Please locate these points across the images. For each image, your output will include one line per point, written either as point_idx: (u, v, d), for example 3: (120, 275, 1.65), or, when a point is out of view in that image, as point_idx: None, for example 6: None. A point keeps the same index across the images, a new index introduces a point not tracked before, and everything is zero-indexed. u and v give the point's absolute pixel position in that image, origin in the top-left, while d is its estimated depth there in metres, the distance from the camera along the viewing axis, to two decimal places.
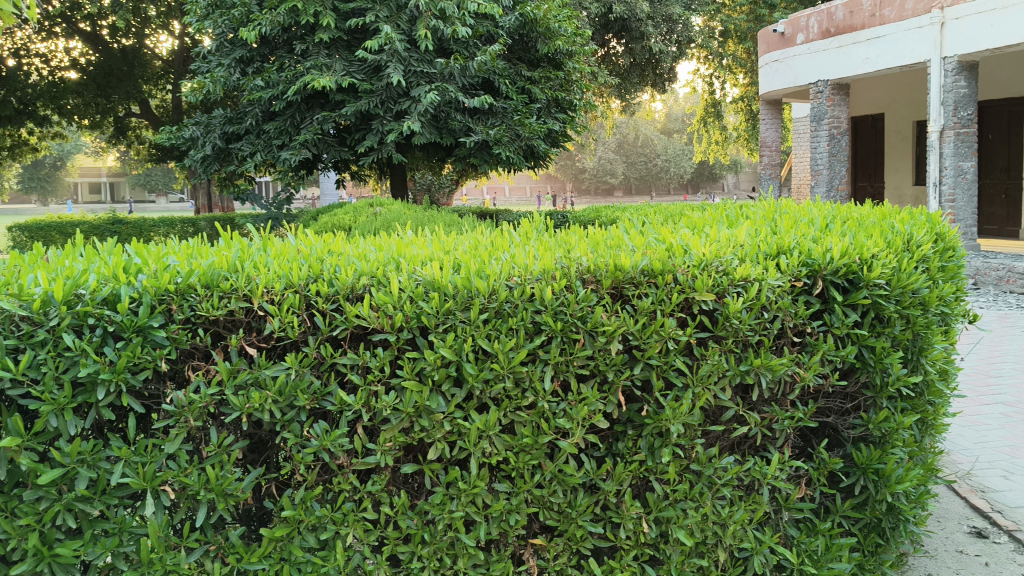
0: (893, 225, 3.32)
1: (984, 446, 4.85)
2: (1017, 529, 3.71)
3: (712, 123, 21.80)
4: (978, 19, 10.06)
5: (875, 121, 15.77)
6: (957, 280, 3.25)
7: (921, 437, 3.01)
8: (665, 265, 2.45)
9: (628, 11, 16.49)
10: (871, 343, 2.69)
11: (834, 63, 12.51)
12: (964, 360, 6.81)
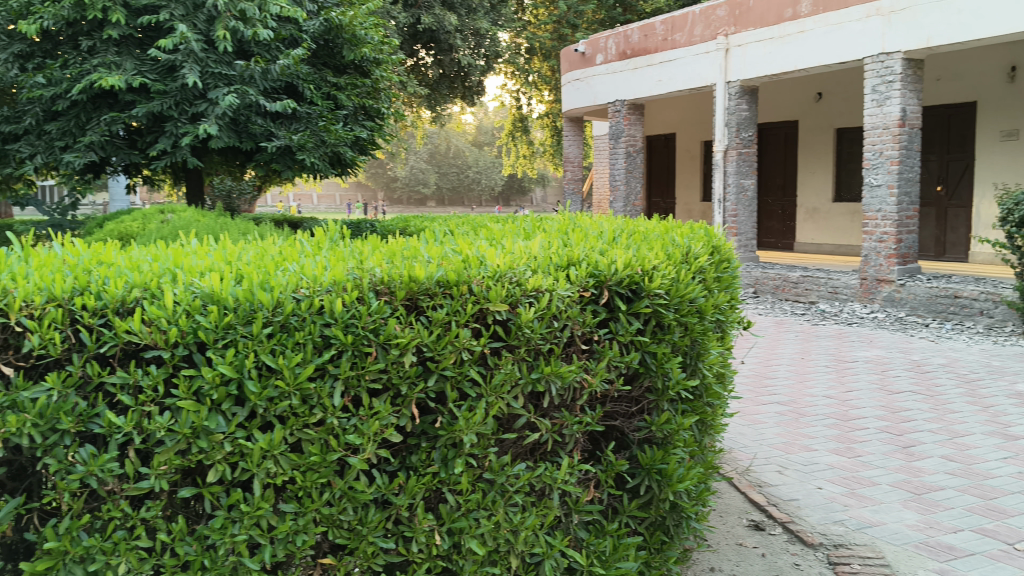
0: (674, 238, 3.49)
1: (761, 444, 5.21)
2: (789, 520, 4.00)
3: (520, 137, 22.30)
4: (759, 47, 10.87)
5: (667, 140, 16.68)
6: (730, 290, 3.47)
7: (701, 437, 3.18)
8: (460, 276, 2.44)
9: (436, 23, 16.60)
10: (653, 350, 2.82)
11: (630, 83, 13.13)
12: (744, 365, 7.31)
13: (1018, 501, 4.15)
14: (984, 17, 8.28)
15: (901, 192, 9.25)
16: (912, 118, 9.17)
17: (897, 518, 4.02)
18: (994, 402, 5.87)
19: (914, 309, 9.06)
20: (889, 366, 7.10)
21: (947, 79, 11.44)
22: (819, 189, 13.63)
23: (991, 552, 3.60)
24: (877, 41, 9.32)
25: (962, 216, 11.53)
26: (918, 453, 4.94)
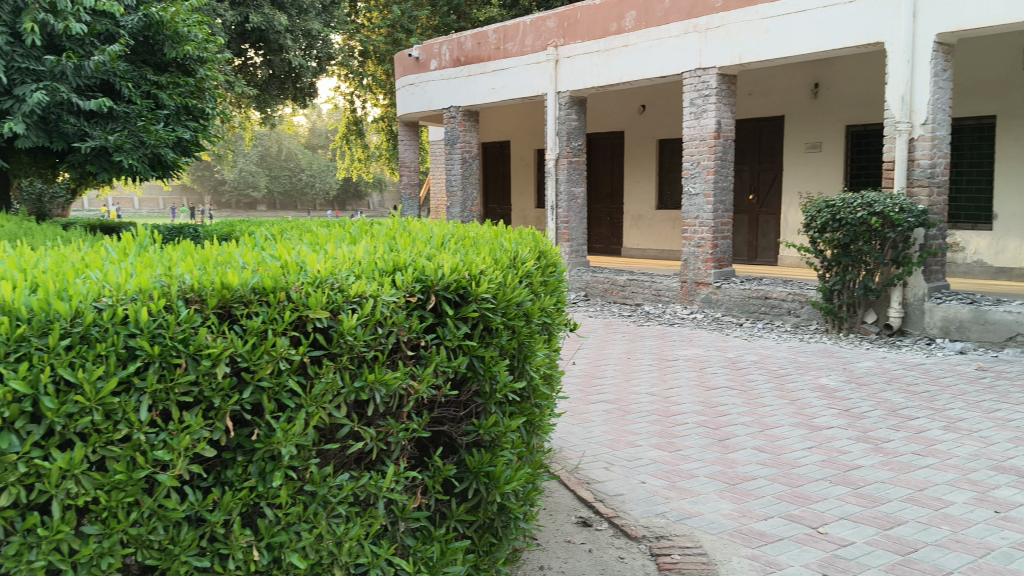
0: (502, 243, 3.52)
1: (589, 442, 5.37)
2: (616, 515, 4.13)
3: (354, 140, 22.01)
4: (587, 58, 11.21)
5: (502, 147, 16.93)
6: (557, 294, 3.53)
7: (529, 438, 3.23)
8: (277, 283, 2.38)
9: (266, 22, 16.13)
10: (482, 353, 2.83)
11: (464, 90, 13.23)
12: (575, 366, 7.51)
13: (821, 487, 4.45)
14: (789, 37, 8.85)
15: (717, 200, 9.77)
16: (726, 130, 9.71)
17: (714, 508, 4.22)
18: (800, 395, 6.30)
19: (730, 309, 9.59)
20: (707, 364, 7.48)
21: (758, 94, 12.18)
22: (644, 197, 14.21)
23: (797, 536, 3.84)
24: (694, 56, 9.83)
25: (772, 223, 12.30)
26: (733, 446, 5.22)
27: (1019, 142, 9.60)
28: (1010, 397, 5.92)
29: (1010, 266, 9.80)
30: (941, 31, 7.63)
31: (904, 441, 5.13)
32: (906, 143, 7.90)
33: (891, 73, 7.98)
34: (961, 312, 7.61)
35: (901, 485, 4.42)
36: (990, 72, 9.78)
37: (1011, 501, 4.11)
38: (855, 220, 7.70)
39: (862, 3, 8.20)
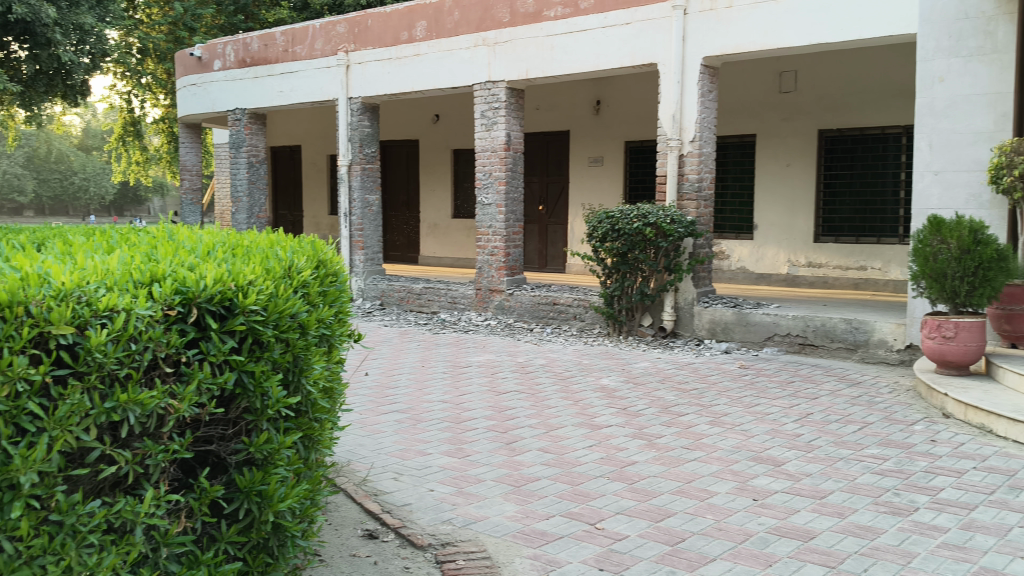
0: (276, 252, 3.43)
1: (379, 453, 5.33)
2: (402, 525, 4.12)
3: (132, 143, 20.72)
4: (378, 66, 11.15)
5: (292, 153, 16.50)
6: (336, 305, 3.48)
7: (307, 453, 3.15)
8: (14, 297, 2.19)
9: (32, 13, 14.72)
10: (250, 368, 2.73)
11: (251, 92, 12.80)
12: (366, 377, 7.42)
13: (600, 484, 4.65)
14: (572, 54, 9.22)
15: (508, 210, 9.99)
16: (515, 142, 9.97)
17: (498, 511, 4.31)
18: (583, 396, 6.56)
19: (521, 315, 9.84)
20: (498, 369, 7.63)
21: (545, 109, 12.60)
22: (438, 206, 14.31)
23: (576, 533, 3.98)
24: (484, 69, 10.02)
25: (560, 232, 12.73)
26: (519, 448, 5.36)
27: (776, 159, 10.50)
28: (768, 392, 6.45)
29: (768, 272, 10.67)
30: (706, 55, 8.19)
31: (675, 436, 5.46)
32: (676, 158, 8.44)
33: (662, 92, 8.49)
34: (727, 315, 8.21)
35: (671, 479, 4.69)
36: (750, 94, 10.63)
37: (767, 489, 4.44)
38: (632, 230, 8.13)
39: (636, 25, 8.68)
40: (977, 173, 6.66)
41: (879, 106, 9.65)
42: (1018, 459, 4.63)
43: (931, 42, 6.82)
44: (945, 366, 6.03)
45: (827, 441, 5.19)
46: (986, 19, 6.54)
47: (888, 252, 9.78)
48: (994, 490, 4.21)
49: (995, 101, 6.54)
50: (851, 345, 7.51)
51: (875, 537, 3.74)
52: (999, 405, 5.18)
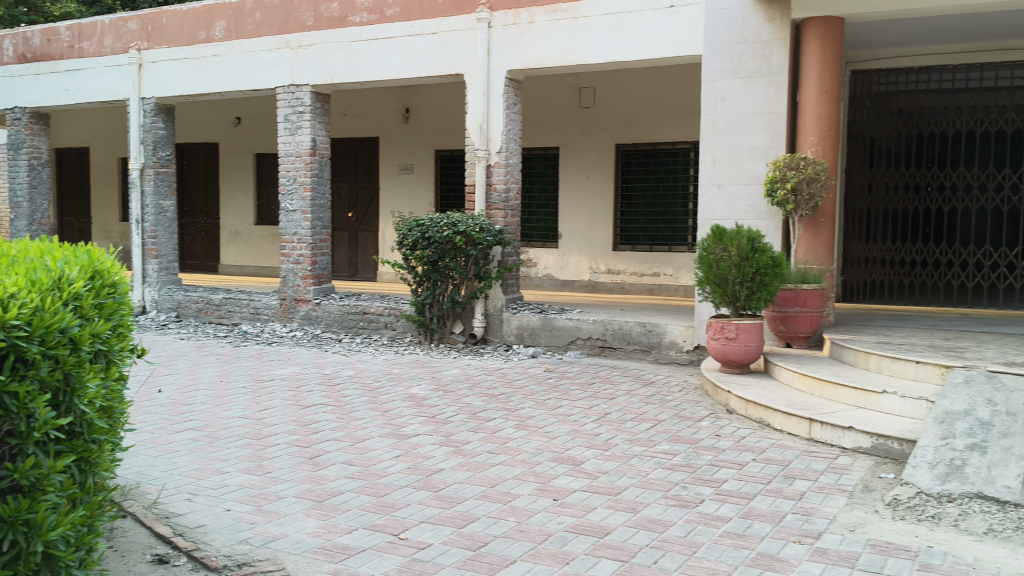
0: (45, 262, 3.19)
1: (171, 474, 5.05)
2: (195, 548, 3.93)
3: None
4: (173, 65, 10.63)
5: (79, 156, 15.40)
6: (116, 318, 3.28)
7: (83, 477, 2.95)
8: None
9: None
10: (13, 389, 2.52)
11: (31, 89, 11.85)
12: (159, 395, 7.01)
13: (404, 494, 4.63)
14: (377, 61, 9.17)
15: (314, 216, 9.77)
16: (321, 147, 9.78)
17: (298, 528, 4.20)
18: (391, 406, 6.51)
19: (329, 326, 9.66)
20: (302, 382, 7.44)
21: (352, 114, 12.45)
22: (240, 212, 13.78)
23: (379, 545, 3.94)
24: (287, 72, 9.77)
25: (370, 239, 12.57)
26: (322, 462, 5.25)
27: (577, 170, 10.89)
28: (569, 395, 6.66)
29: (572, 279, 11.02)
30: (510, 68, 8.37)
31: (480, 441, 5.52)
32: (484, 168, 8.54)
33: (468, 102, 8.57)
34: (532, 320, 8.43)
35: (475, 484, 4.73)
36: (553, 107, 10.98)
37: (566, 488, 4.56)
38: (442, 238, 8.12)
39: (441, 35, 8.74)
40: (755, 186, 7.18)
41: (671, 122, 10.22)
42: (792, 449, 5.00)
43: (714, 63, 7.29)
44: (729, 365, 6.45)
45: (623, 439, 5.40)
46: (762, 43, 7.08)
47: (679, 259, 10.36)
48: (771, 479, 4.50)
49: (770, 120, 7.09)
50: (646, 347, 7.90)
51: (664, 529, 3.92)
52: (775, 400, 5.59)
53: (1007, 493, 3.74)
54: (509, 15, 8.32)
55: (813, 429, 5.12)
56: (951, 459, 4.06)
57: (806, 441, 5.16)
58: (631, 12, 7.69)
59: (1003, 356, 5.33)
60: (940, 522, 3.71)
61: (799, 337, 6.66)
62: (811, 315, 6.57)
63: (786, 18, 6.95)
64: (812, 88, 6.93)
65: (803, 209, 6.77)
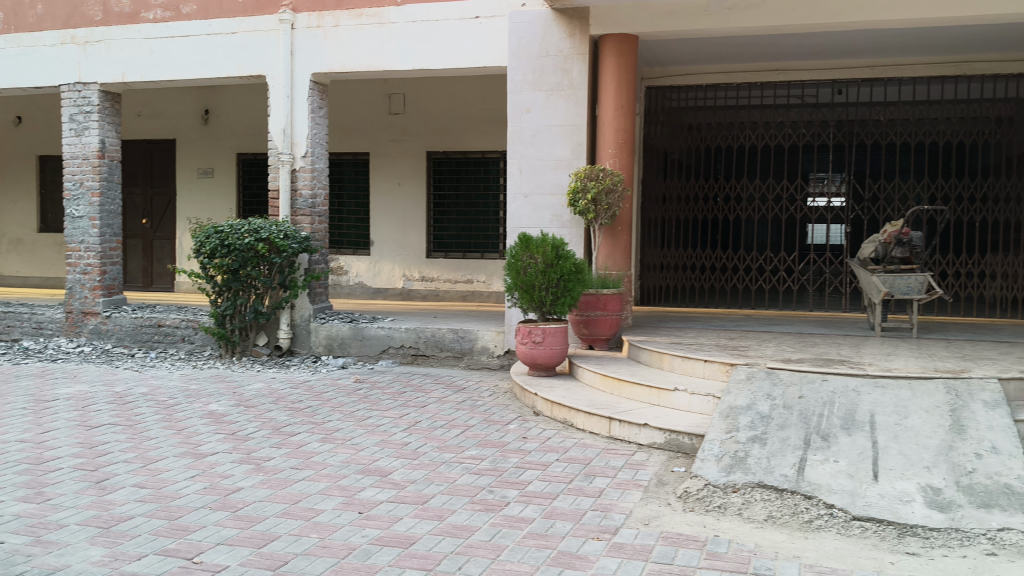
0: None
1: None
2: None
3: None
4: None
5: None
6: None
7: None
8: None
9: None
10: None
11: None
12: None
13: (200, 515, 4.39)
14: (173, 60, 8.72)
15: (103, 223, 9.15)
16: (110, 150, 9.19)
17: (81, 558, 3.89)
18: (188, 424, 6.19)
19: (121, 340, 9.07)
20: (91, 401, 6.93)
21: (147, 116, 11.78)
22: (20, 219, 12.71)
23: (171, 571, 3.71)
24: (73, 69, 9.11)
25: (167, 248, 11.91)
26: (111, 486, 4.91)
27: (388, 177, 10.80)
28: (378, 404, 6.57)
29: (384, 287, 10.90)
30: (315, 72, 8.18)
31: (284, 457, 5.34)
32: (288, 173, 8.29)
33: (271, 105, 8.29)
34: (342, 330, 8.28)
35: (277, 501, 4.55)
36: (360, 113, 10.85)
37: (372, 500, 4.47)
38: (243, 246, 7.81)
39: (242, 35, 8.43)
40: (558, 196, 7.39)
41: (480, 131, 10.37)
42: (593, 447, 5.16)
43: (519, 75, 7.42)
44: (536, 368, 6.58)
45: (432, 447, 5.37)
46: (563, 57, 7.29)
47: (490, 266, 10.50)
48: (573, 478, 4.61)
49: (571, 132, 7.32)
50: (458, 353, 7.95)
51: (469, 535, 3.91)
52: (578, 401, 5.76)
53: (784, 481, 4.01)
54: (313, 17, 8.14)
55: (612, 428, 5.31)
56: (735, 451, 4.31)
57: (606, 439, 5.34)
58: (437, 21, 7.71)
59: (781, 353, 5.75)
60: (726, 511, 3.92)
61: (601, 339, 6.91)
62: (610, 318, 6.83)
63: (585, 34, 7.21)
64: (609, 102, 7.22)
65: (603, 218, 7.02)
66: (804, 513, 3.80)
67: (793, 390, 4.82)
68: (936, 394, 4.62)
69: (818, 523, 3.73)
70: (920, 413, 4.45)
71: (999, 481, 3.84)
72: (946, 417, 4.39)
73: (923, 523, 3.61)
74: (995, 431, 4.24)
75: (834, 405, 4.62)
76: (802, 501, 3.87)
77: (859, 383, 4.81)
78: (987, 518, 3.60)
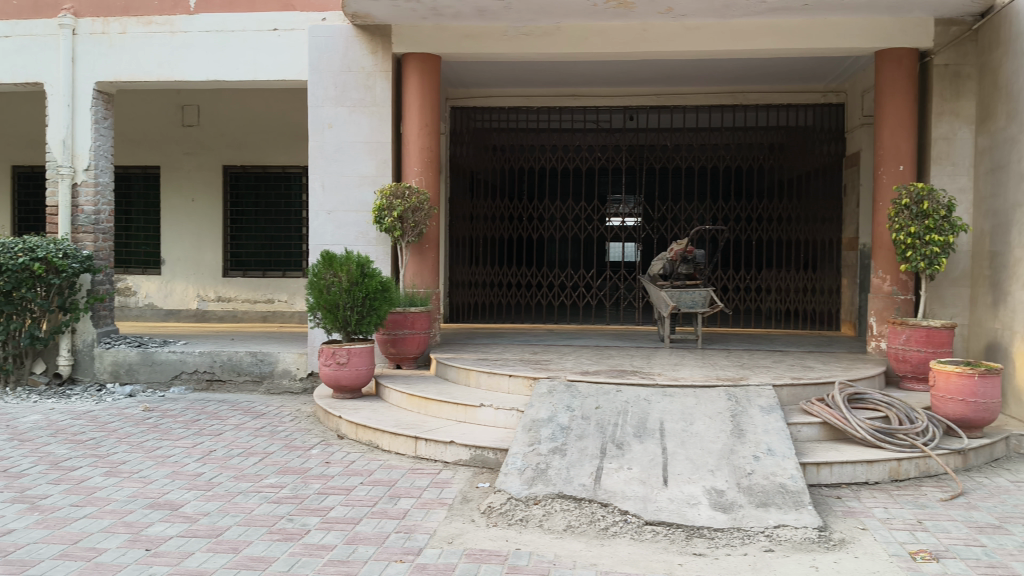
0: None
1: None
2: None
3: None
4: None
5: None
6: None
7: None
8: None
9: None
10: None
11: None
12: None
13: None
14: None
15: None
16: None
17: None
18: None
19: None
20: None
21: None
22: None
23: None
24: None
25: None
26: None
27: (180, 193, 10.30)
28: (171, 434, 6.22)
29: (177, 308, 10.36)
30: (100, 81, 7.69)
31: (63, 494, 4.91)
32: (68, 188, 7.72)
33: (49, 114, 7.71)
34: (130, 355, 7.77)
35: (54, 542, 4.15)
36: (152, 125, 10.29)
37: (161, 535, 4.17)
38: (18, 266, 7.13)
39: (17, 39, 7.78)
40: (362, 213, 7.29)
41: (281, 147, 10.12)
42: (398, 468, 5.10)
43: (320, 89, 7.27)
44: (340, 390, 6.44)
45: (228, 476, 5.13)
46: (365, 74, 7.23)
47: (293, 285, 10.23)
48: (376, 501, 4.53)
49: (375, 149, 7.26)
50: (257, 378, 7.67)
51: (267, 566, 3.70)
52: (383, 422, 5.68)
53: (582, 490, 4.12)
54: (97, 22, 7.65)
55: (418, 447, 5.28)
56: (537, 463, 4.38)
57: (412, 459, 5.30)
58: (233, 32, 7.44)
59: (580, 366, 5.94)
60: (528, 524, 3.96)
61: (408, 358, 6.87)
62: (417, 336, 6.81)
63: (387, 51, 7.18)
64: (412, 120, 7.23)
65: (409, 235, 7.00)
66: (601, 521, 3.91)
67: (590, 402, 4.99)
68: (719, 401, 4.93)
69: (613, 530, 3.84)
70: (704, 419, 4.73)
71: (775, 481, 4.11)
72: (727, 422, 4.69)
73: (709, 524, 3.80)
74: (770, 434, 4.56)
75: (627, 414, 4.82)
76: (599, 509, 3.98)
77: (650, 393, 5.06)
78: (765, 516, 3.84)
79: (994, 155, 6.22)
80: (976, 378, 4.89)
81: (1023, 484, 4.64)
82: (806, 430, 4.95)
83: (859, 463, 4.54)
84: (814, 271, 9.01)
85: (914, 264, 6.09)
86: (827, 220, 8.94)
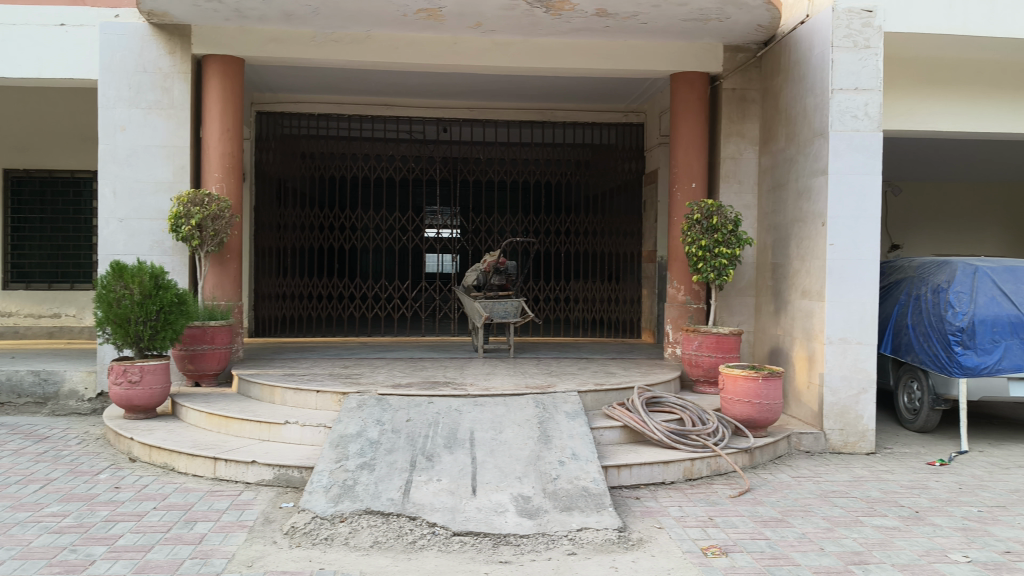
0: None
1: None
2: None
3: None
4: None
5: None
6: None
7: None
8: None
9: None
10: None
11: None
12: None
13: None
14: None
15: None
16: None
17: None
18: None
19: None
20: None
21: None
22: None
23: None
24: None
25: None
26: None
27: None
28: None
29: None
30: None
31: None
32: None
33: None
34: None
35: None
36: None
37: None
38: None
39: None
40: (158, 221, 6.92)
41: (69, 150, 9.50)
42: (196, 491, 4.86)
43: (111, 90, 6.83)
44: (133, 410, 6.07)
45: (3, 506, 4.70)
46: (162, 75, 6.88)
47: (82, 299, 9.58)
48: (171, 527, 4.29)
49: (172, 153, 6.93)
50: (39, 399, 7.11)
51: None
52: (180, 443, 5.40)
53: (390, 504, 4.07)
54: None
55: (217, 467, 5.05)
56: (344, 480, 4.28)
57: (210, 480, 5.06)
58: (13, 25, 6.89)
59: (391, 379, 5.88)
60: (333, 542, 3.86)
61: (208, 375, 6.57)
62: (218, 352, 6.53)
63: (186, 52, 6.88)
64: (214, 125, 6.95)
65: (209, 245, 6.70)
66: (408, 535, 3.88)
67: (400, 415, 4.96)
68: (527, 408, 5.04)
69: (421, 543, 3.82)
70: (513, 427, 4.81)
71: (577, 485, 4.23)
72: (534, 429, 4.79)
73: (514, 531, 3.85)
74: (574, 438, 4.70)
75: (438, 426, 4.83)
76: (407, 523, 3.95)
77: (461, 403, 5.10)
78: (568, 520, 3.94)
79: (775, 174, 6.72)
80: (759, 381, 5.24)
81: (802, 479, 5.01)
82: (607, 434, 5.13)
83: (656, 464, 4.75)
84: (618, 282, 9.42)
85: (706, 275, 6.46)
86: (628, 234, 9.43)
